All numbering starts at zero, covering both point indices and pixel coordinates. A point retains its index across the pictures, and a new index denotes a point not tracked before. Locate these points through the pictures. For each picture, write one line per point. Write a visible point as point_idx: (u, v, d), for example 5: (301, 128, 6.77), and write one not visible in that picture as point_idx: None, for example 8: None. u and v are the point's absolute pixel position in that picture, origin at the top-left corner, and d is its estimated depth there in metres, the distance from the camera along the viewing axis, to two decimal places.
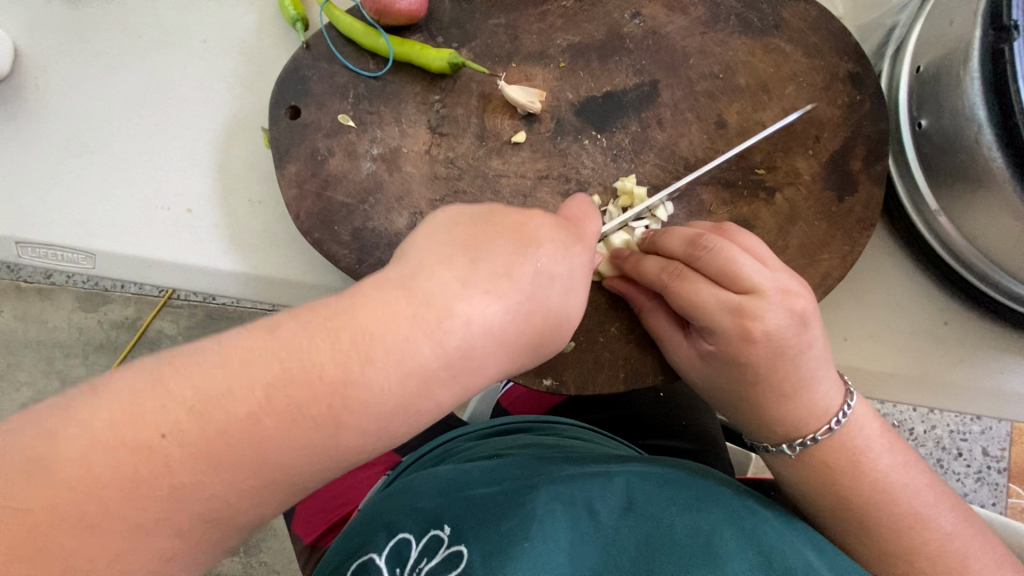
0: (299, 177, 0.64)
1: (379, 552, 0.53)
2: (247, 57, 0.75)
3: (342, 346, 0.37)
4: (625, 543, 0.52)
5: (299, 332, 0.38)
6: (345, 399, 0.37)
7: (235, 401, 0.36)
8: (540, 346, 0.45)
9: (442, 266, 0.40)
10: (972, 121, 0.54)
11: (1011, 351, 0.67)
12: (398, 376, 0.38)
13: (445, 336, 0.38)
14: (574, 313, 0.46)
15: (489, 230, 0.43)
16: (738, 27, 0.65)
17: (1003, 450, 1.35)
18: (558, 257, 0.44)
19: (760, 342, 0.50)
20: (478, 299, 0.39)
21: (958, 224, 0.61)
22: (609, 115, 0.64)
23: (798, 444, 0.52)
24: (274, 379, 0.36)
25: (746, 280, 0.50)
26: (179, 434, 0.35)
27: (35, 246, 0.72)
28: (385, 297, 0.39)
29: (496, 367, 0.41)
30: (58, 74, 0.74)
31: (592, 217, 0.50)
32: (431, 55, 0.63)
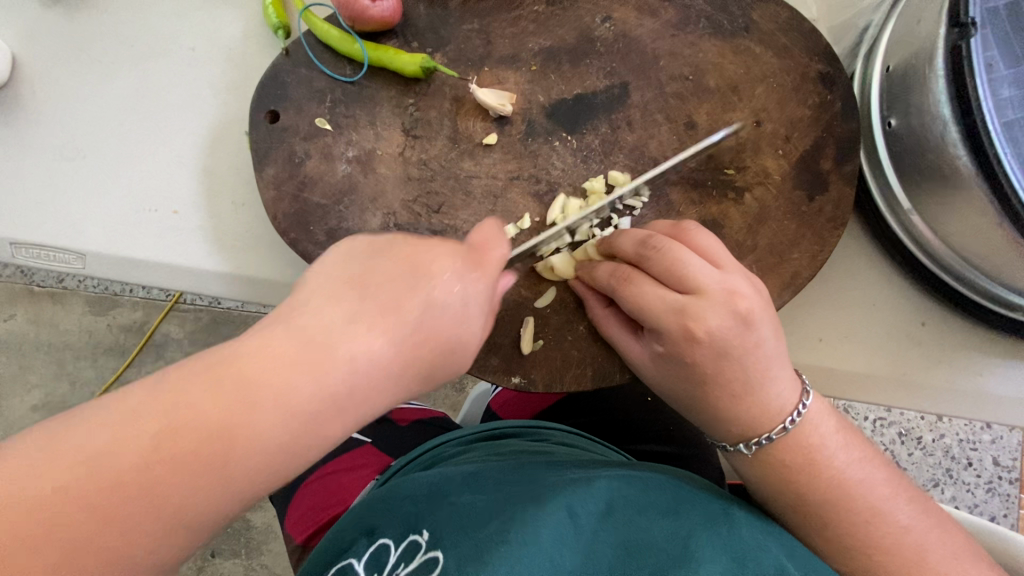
0: (277, 179, 0.66)
1: (358, 557, 0.58)
2: (233, 63, 0.78)
3: (219, 395, 0.36)
4: (604, 549, 0.51)
5: (176, 386, 0.36)
6: (215, 455, 0.35)
7: (119, 455, 0.34)
8: (433, 377, 0.43)
9: (330, 302, 0.40)
10: (936, 118, 0.54)
11: (986, 351, 0.66)
12: (284, 419, 0.37)
13: (331, 373, 0.38)
14: (471, 340, 0.44)
15: (384, 268, 0.42)
16: (707, 30, 0.66)
17: (1015, 460, 1.32)
18: (454, 287, 0.43)
19: (703, 343, 0.51)
20: (363, 339, 0.39)
21: (930, 222, 0.60)
22: (579, 117, 0.65)
23: (754, 444, 0.53)
24: (161, 433, 0.35)
25: (692, 281, 0.51)
26: (69, 490, 0.33)
27: (28, 248, 0.74)
28: (279, 333, 0.38)
29: (385, 401, 0.41)
30: (53, 82, 0.77)
31: (499, 242, 0.46)
32: (404, 60, 0.64)
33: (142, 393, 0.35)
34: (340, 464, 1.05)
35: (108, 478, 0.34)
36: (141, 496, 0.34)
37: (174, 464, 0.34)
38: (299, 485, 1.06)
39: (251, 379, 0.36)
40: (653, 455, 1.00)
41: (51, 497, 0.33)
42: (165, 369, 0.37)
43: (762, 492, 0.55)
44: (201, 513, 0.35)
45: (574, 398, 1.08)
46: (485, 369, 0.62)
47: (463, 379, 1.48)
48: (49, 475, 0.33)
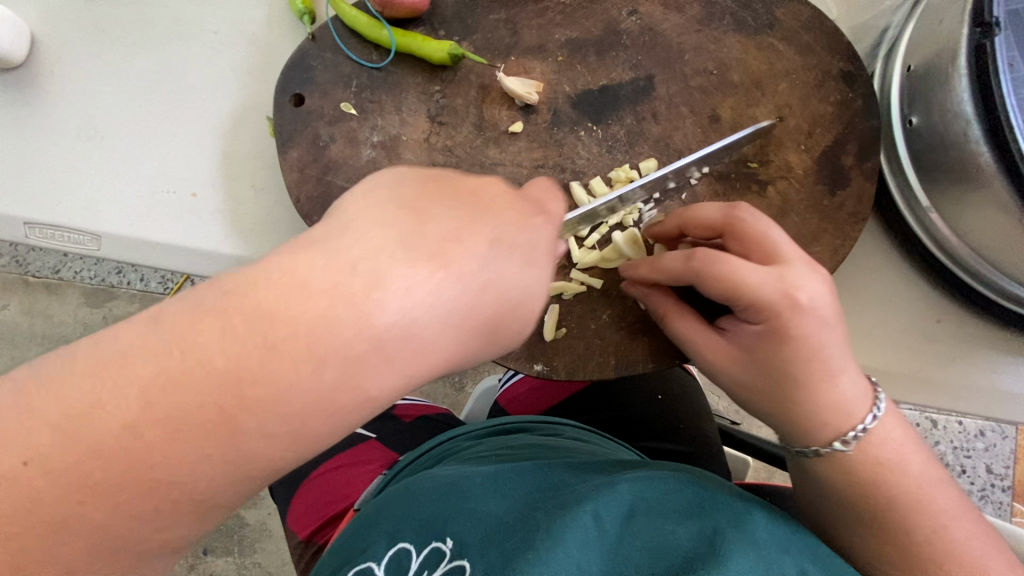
0: (300, 162, 0.66)
1: (378, 561, 0.54)
2: (256, 48, 0.78)
3: (241, 332, 0.31)
4: (630, 553, 0.51)
5: (187, 320, 0.32)
6: (244, 390, 0.31)
7: (115, 407, 0.30)
8: (496, 333, 0.40)
9: (376, 224, 0.35)
10: (958, 116, 0.55)
11: (998, 349, 0.67)
12: (318, 363, 0.32)
13: (378, 311, 0.33)
14: (535, 289, 0.41)
15: (441, 198, 0.39)
16: (732, 26, 0.67)
17: (1007, 468, 1.37)
18: (519, 228, 0.40)
19: (807, 310, 0.47)
20: (410, 268, 0.34)
21: (949, 220, 0.61)
22: (605, 108, 0.65)
23: (850, 438, 0.49)
24: (148, 385, 0.30)
25: (777, 249, 0.50)
26: (45, 459, 0.30)
27: (43, 228, 0.73)
28: (306, 265, 0.33)
29: (444, 351, 0.36)
30: (72, 61, 0.76)
31: (554, 198, 0.48)
32: (432, 46, 0.64)
33: (147, 329, 0.32)
34: (344, 458, 1.04)
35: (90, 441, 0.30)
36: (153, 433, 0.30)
37: (184, 420, 0.30)
38: (302, 479, 1.05)
39: (271, 310, 0.32)
40: (661, 453, 1.00)
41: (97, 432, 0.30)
42: (93, 339, 0.32)
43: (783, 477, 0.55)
44: (219, 485, 0.32)
45: (582, 395, 1.08)
46: (507, 356, 0.62)
47: (462, 378, 1.52)
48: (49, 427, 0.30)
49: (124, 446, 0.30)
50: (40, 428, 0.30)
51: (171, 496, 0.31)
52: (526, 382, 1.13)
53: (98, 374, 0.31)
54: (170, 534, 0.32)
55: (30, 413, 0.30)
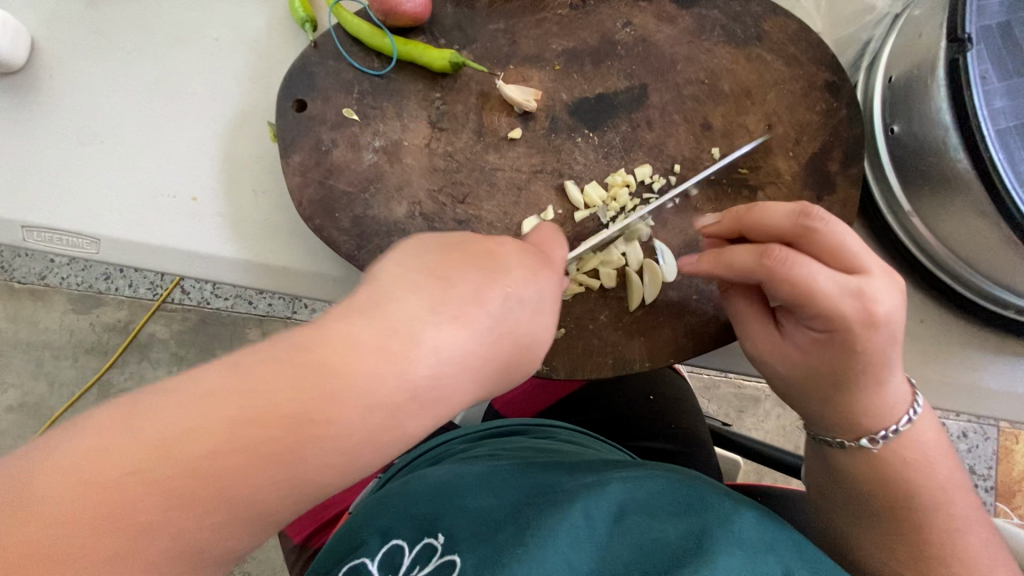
0: (303, 166, 0.67)
1: (373, 556, 0.55)
2: (256, 54, 0.79)
3: (304, 382, 0.34)
4: (619, 552, 0.53)
5: (266, 365, 0.34)
6: (313, 427, 0.34)
7: (202, 437, 0.31)
8: (509, 372, 0.44)
9: (411, 291, 0.39)
10: (935, 126, 0.58)
11: (979, 348, 0.70)
12: (363, 410, 0.35)
13: (415, 364, 0.37)
14: (543, 338, 0.46)
15: (462, 259, 0.43)
16: (722, 38, 0.69)
17: (990, 468, 1.44)
18: (527, 282, 0.44)
19: (880, 326, 0.48)
20: (445, 330, 0.38)
21: (929, 224, 0.64)
22: (601, 116, 0.67)
23: (880, 438, 0.53)
24: (239, 415, 0.32)
25: (857, 261, 0.50)
26: (152, 476, 0.31)
27: (40, 231, 0.73)
28: (354, 327, 0.37)
29: (465, 392, 0.40)
30: (71, 66, 0.77)
31: (559, 245, 0.52)
32: (433, 54, 0.66)
33: (219, 373, 0.34)
34: None
35: (183, 460, 0.31)
36: (235, 463, 0.32)
37: (260, 450, 0.32)
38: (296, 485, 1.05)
39: (334, 357, 0.35)
40: (654, 451, 1.02)
41: (197, 459, 0.31)
42: (173, 378, 0.33)
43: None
44: (277, 506, 0.33)
45: (577, 396, 1.10)
46: None
47: None
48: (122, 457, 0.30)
49: (131, 503, 0.30)
50: (138, 449, 0.31)
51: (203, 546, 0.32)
52: (521, 385, 1.15)
53: (187, 405, 0.32)
54: (236, 541, 0.33)
55: (132, 437, 0.31)
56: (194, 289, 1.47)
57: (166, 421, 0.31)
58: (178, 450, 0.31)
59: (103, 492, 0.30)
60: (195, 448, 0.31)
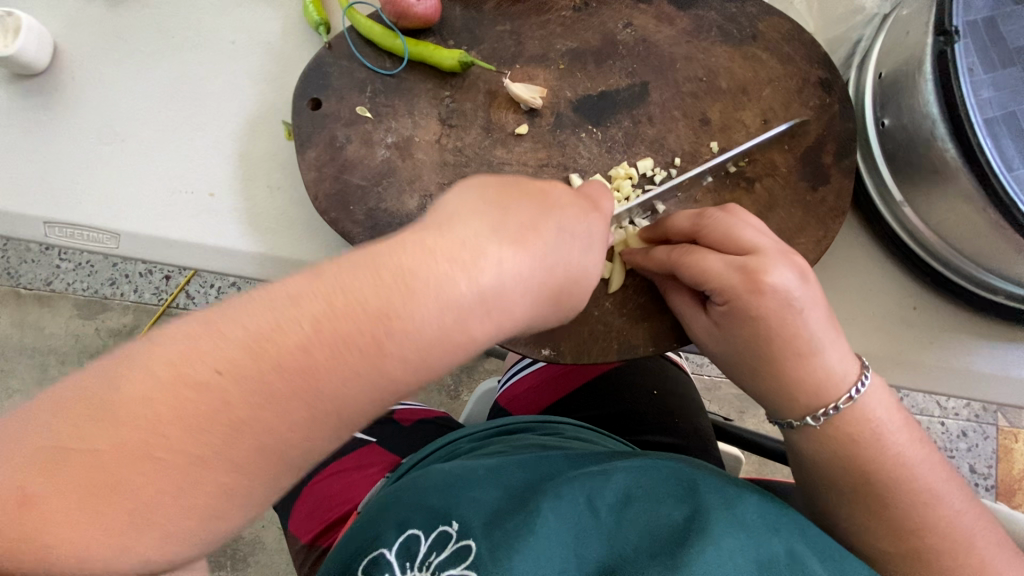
0: (318, 161, 0.69)
1: (389, 547, 0.57)
2: (270, 57, 0.82)
3: (384, 282, 0.40)
4: (628, 537, 0.56)
5: (345, 271, 0.41)
6: (384, 331, 0.40)
7: (296, 327, 0.39)
8: (561, 302, 0.48)
9: (474, 217, 0.44)
10: (926, 116, 0.61)
11: (972, 334, 0.72)
12: (438, 310, 0.40)
13: (481, 273, 0.42)
14: (592, 270, 0.50)
15: (518, 195, 0.47)
16: (719, 37, 0.72)
17: (991, 467, 1.46)
18: (576, 220, 0.49)
19: (769, 294, 0.54)
20: (509, 249, 0.43)
21: (920, 213, 0.67)
22: (604, 112, 0.70)
23: (820, 415, 0.56)
24: (322, 316, 0.39)
25: (748, 242, 0.57)
26: (237, 371, 0.38)
27: (62, 226, 0.76)
28: (427, 236, 0.43)
29: (524, 308, 0.45)
30: (92, 68, 0.80)
31: (609, 197, 0.54)
32: (443, 54, 0.69)
33: (303, 284, 0.41)
34: (346, 461, 1.06)
35: (272, 357, 0.38)
36: (318, 359, 0.39)
37: (345, 340, 0.39)
38: (305, 484, 1.07)
39: (409, 268, 0.41)
40: (658, 445, 1.03)
41: (269, 362, 0.38)
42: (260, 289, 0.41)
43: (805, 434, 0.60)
44: (356, 401, 0.40)
45: (580, 391, 1.12)
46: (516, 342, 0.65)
47: (459, 385, 1.55)
48: (215, 356, 0.38)
49: (224, 394, 0.37)
50: (232, 347, 0.38)
51: (289, 440, 0.39)
52: (525, 382, 1.17)
53: (274, 314, 0.39)
54: (312, 442, 0.40)
55: (217, 339, 0.38)
56: (200, 294, 1.50)
57: (261, 324, 0.39)
58: (267, 348, 0.38)
59: (194, 389, 0.37)
60: (282, 348, 0.39)
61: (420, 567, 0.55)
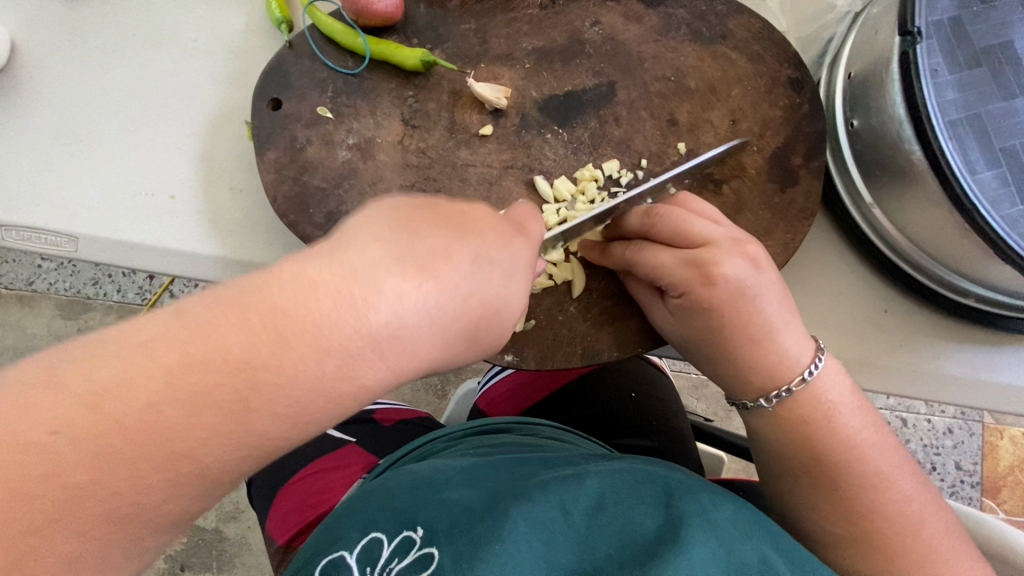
0: (277, 163, 0.68)
1: (352, 551, 0.55)
2: (234, 55, 0.80)
3: (248, 327, 0.35)
4: (599, 545, 0.54)
5: (205, 316, 0.35)
6: (255, 383, 0.35)
7: (139, 385, 0.33)
8: (476, 340, 0.44)
9: (374, 242, 0.39)
10: (892, 119, 0.60)
11: (944, 336, 0.72)
12: (321, 353, 0.36)
13: (373, 313, 0.37)
14: (514, 301, 0.45)
15: (435, 219, 0.42)
16: (687, 36, 0.71)
17: (975, 464, 1.46)
18: (500, 245, 0.44)
19: (721, 284, 0.54)
20: (404, 282, 0.38)
21: (889, 215, 0.66)
22: (570, 112, 0.69)
23: (774, 397, 0.56)
24: (178, 364, 0.34)
25: (697, 235, 0.57)
26: (147, 420, 0.38)
27: (19, 230, 0.74)
28: (312, 267, 0.37)
29: (432, 350, 0.40)
30: (51, 67, 0.78)
31: (537, 219, 0.50)
32: (405, 53, 0.68)
33: (163, 325, 0.35)
34: (325, 462, 1.05)
35: (118, 410, 0.33)
36: (169, 415, 0.33)
37: (200, 400, 0.34)
38: (283, 485, 1.06)
39: (281, 312, 0.36)
40: (635, 448, 1.01)
41: (125, 419, 0.33)
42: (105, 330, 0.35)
43: (768, 442, 0.59)
44: (224, 464, 0.35)
45: (558, 394, 1.11)
46: None
47: (444, 385, 1.54)
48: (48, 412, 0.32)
49: (58, 456, 0.32)
50: (68, 402, 0.32)
51: (149, 511, 0.34)
52: (504, 383, 1.16)
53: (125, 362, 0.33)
54: (176, 505, 0.35)
55: (53, 391, 0.32)
56: (184, 293, 1.47)
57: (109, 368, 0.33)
58: (111, 405, 0.33)
59: (25, 452, 0.31)
60: (130, 404, 0.33)
61: (380, 573, 0.53)
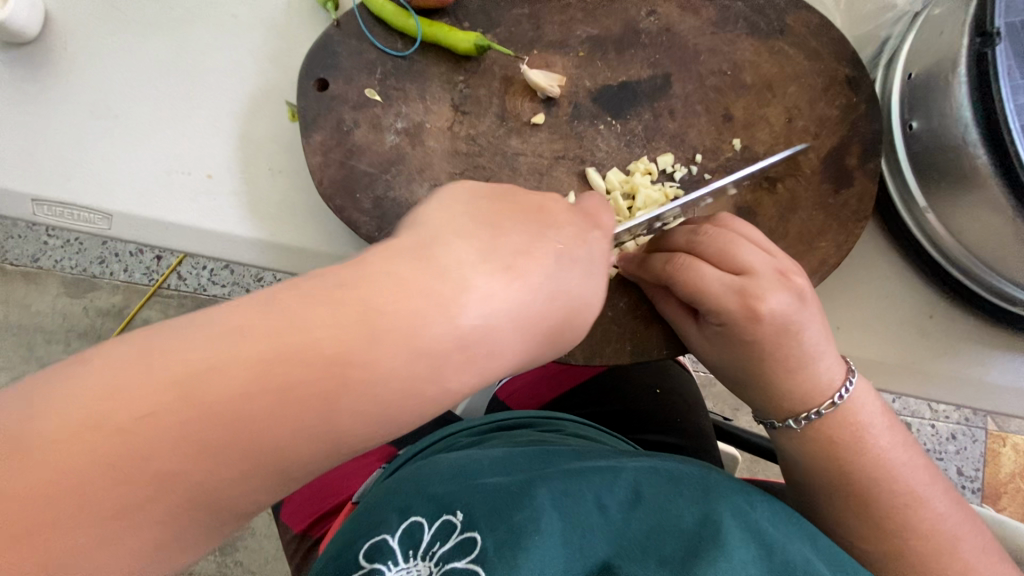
0: (323, 146, 0.66)
1: (392, 533, 0.54)
2: (276, 33, 0.78)
3: (345, 318, 0.35)
4: (636, 539, 0.53)
5: (296, 307, 0.35)
6: (349, 372, 0.35)
7: (223, 377, 0.33)
8: (556, 337, 0.43)
9: (461, 240, 0.40)
10: (958, 121, 0.59)
11: (986, 344, 0.71)
12: (407, 353, 0.36)
13: (464, 313, 0.37)
14: (591, 301, 0.45)
15: (514, 214, 0.44)
16: (745, 30, 0.70)
17: (978, 470, 1.47)
18: (576, 244, 0.45)
19: (765, 320, 0.54)
20: (494, 279, 0.39)
21: (944, 220, 0.65)
22: (625, 104, 0.67)
23: (803, 419, 0.56)
24: (272, 354, 0.34)
25: (741, 262, 0.55)
26: (164, 414, 0.32)
27: (52, 205, 0.72)
28: (400, 267, 0.38)
29: (513, 350, 0.40)
30: (87, 39, 0.76)
31: (609, 212, 0.51)
32: (458, 37, 0.66)
33: (251, 313, 0.35)
34: None
35: (206, 402, 0.33)
36: (262, 405, 0.33)
37: (292, 389, 0.34)
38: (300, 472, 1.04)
39: (374, 307, 0.36)
40: (660, 443, 1.02)
41: (232, 401, 0.33)
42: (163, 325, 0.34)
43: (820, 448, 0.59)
44: (306, 453, 0.35)
45: (582, 388, 1.11)
46: None
47: None
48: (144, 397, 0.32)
49: (149, 444, 0.32)
50: (159, 389, 0.32)
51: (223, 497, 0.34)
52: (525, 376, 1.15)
53: (211, 348, 0.33)
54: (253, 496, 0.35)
55: (143, 372, 0.32)
56: (191, 275, 1.48)
57: (198, 349, 0.33)
58: (201, 392, 0.33)
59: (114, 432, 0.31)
60: (225, 395, 0.33)
61: (422, 557, 0.52)
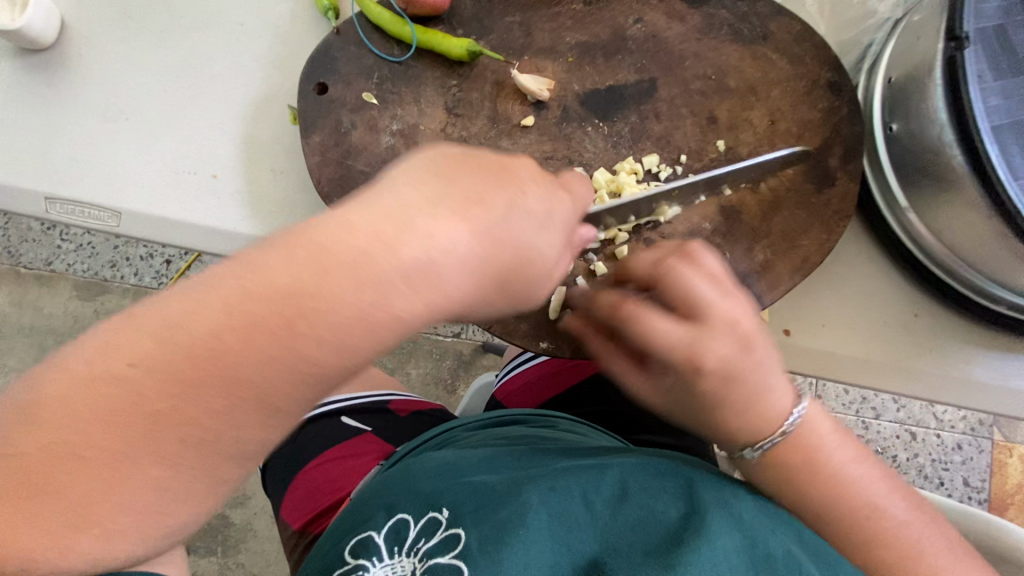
0: (322, 146, 0.69)
1: (379, 530, 0.56)
2: (279, 40, 0.81)
3: (303, 261, 0.39)
4: (621, 532, 0.53)
5: (267, 255, 0.40)
6: (307, 311, 0.39)
7: (198, 324, 0.39)
8: (512, 285, 0.46)
9: (413, 185, 0.42)
10: (934, 122, 0.61)
11: (972, 343, 0.72)
12: (358, 288, 0.39)
13: (404, 249, 0.40)
14: (545, 250, 0.46)
15: (472, 173, 0.44)
16: (729, 36, 0.72)
17: (984, 480, 1.46)
18: (541, 199, 0.46)
19: (709, 373, 0.51)
20: (439, 223, 0.41)
21: (925, 219, 0.67)
22: (612, 107, 0.70)
23: (757, 448, 0.55)
24: (234, 299, 0.39)
25: (687, 307, 0.51)
26: (145, 364, 0.39)
27: (64, 203, 0.76)
28: (354, 214, 0.40)
29: (460, 288, 0.42)
30: (101, 46, 0.79)
31: (584, 184, 0.53)
32: (451, 43, 0.69)
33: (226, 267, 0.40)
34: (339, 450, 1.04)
35: (183, 343, 0.39)
36: (231, 346, 0.39)
37: (255, 324, 0.39)
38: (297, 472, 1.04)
39: (327, 250, 0.39)
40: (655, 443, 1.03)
41: (203, 339, 0.39)
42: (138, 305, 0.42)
43: None
44: (275, 385, 0.40)
45: (578, 389, 1.12)
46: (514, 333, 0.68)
47: (454, 379, 1.48)
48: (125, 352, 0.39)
49: (135, 389, 0.39)
50: (143, 339, 0.39)
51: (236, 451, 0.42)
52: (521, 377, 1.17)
53: (185, 302, 0.40)
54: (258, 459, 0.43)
55: (133, 331, 0.40)
56: None
57: (186, 306, 0.40)
58: (179, 337, 0.39)
59: (112, 383, 0.39)
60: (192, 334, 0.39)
61: (408, 553, 0.54)
